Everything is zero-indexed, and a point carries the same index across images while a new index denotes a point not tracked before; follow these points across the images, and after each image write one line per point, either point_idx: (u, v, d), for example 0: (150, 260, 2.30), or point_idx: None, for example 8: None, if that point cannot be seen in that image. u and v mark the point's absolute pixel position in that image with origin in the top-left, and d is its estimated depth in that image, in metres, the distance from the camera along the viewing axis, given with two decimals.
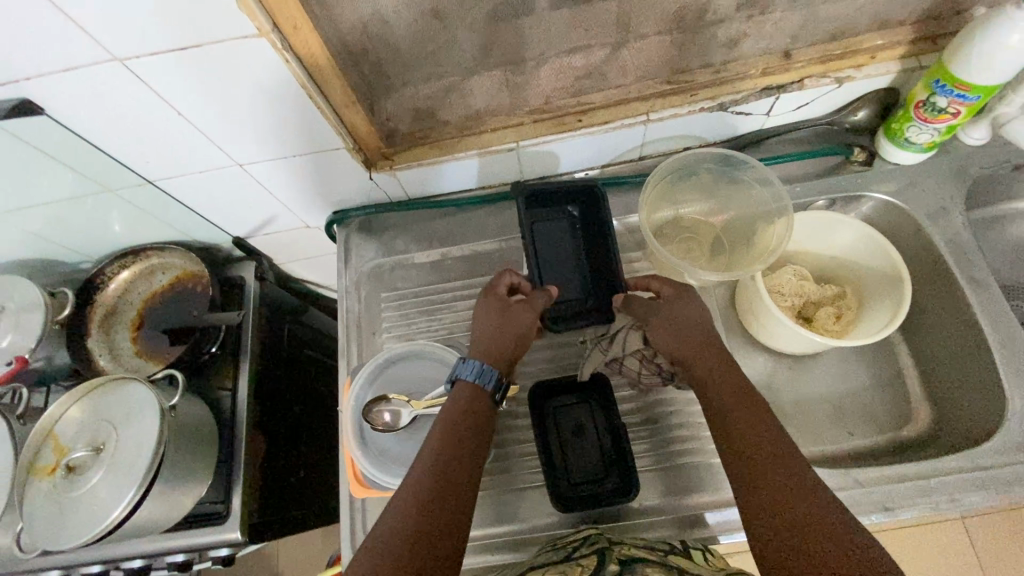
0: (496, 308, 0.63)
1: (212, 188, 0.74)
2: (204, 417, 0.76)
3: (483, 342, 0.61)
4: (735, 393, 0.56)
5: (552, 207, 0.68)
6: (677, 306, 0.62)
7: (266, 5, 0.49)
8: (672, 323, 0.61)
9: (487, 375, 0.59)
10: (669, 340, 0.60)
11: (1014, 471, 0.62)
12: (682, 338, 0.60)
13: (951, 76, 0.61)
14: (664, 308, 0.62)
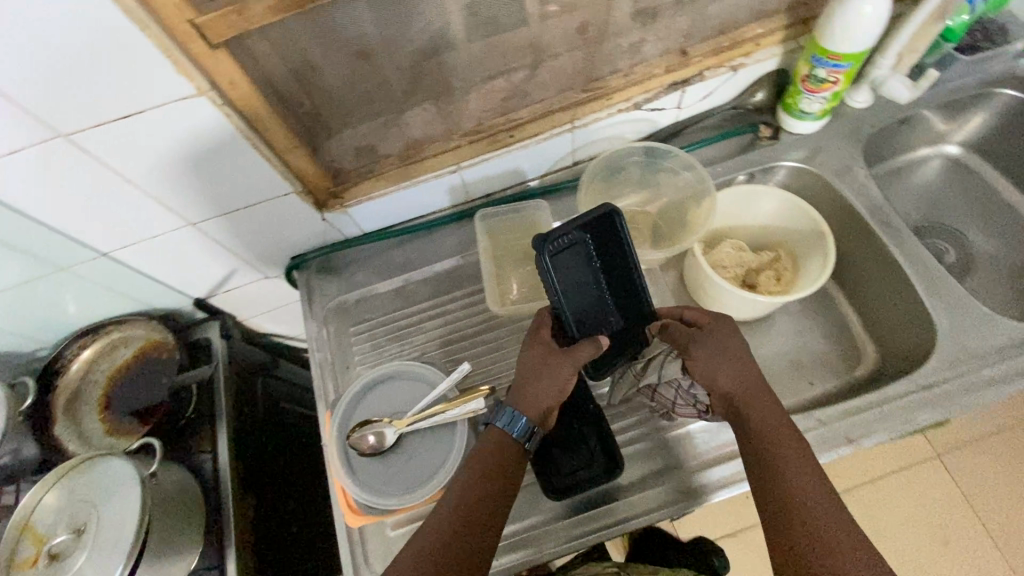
0: (539, 356, 0.63)
1: (168, 252, 0.76)
2: (187, 481, 0.74)
3: (521, 393, 0.62)
4: (767, 421, 0.59)
5: (570, 241, 0.65)
6: (722, 339, 0.64)
7: (201, 65, 0.53)
8: (712, 354, 0.63)
9: (518, 423, 0.60)
10: (709, 370, 0.62)
11: (953, 384, 0.68)
12: (722, 368, 0.62)
13: (824, 50, 0.70)
14: (707, 337, 0.64)
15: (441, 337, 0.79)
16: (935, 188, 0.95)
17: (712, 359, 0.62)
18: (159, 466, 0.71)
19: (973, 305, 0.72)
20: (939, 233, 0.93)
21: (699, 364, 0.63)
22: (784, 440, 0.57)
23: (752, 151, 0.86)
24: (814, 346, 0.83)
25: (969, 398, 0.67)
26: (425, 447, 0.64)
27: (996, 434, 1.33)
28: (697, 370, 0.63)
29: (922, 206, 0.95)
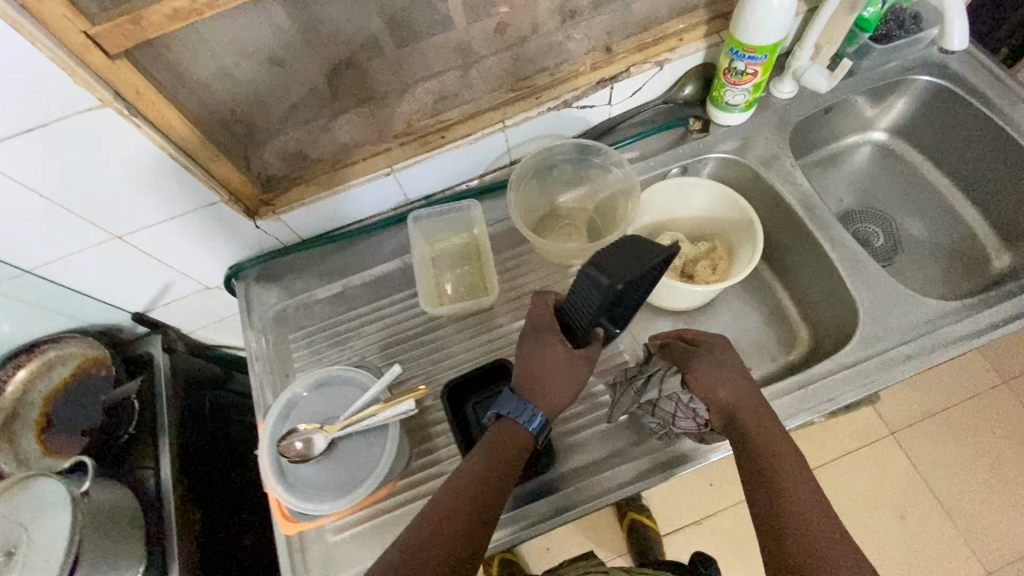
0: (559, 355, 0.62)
1: (97, 268, 0.74)
2: (126, 498, 0.73)
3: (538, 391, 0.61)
4: (766, 442, 0.59)
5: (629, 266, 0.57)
6: (721, 357, 0.65)
7: (102, 76, 0.52)
8: (712, 371, 0.63)
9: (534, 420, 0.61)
10: (711, 388, 0.63)
11: (874, 362, 0.70)
12: (722, 384, 0.63)
13: (739, 42, 0.73)
14: (707, 355, 0.65)
15: (381, 343, 0.80)
16: (865, 173, 0.98)
17: (713, 376, 0.63)
18: (92, 485, 0.70)
19: (893, 285, 0.75)
20: (869, 217, 0.96)
21: (700, 381, 0.64)
22: (786, 462, 0.57)
23: (684, 144, 0.87)
24: (750, 332, 0.85)
25: (889, 375, 0.69)
26: (357, 451, 0.65)
27: (944, 410, 1.37)
28: (699, 387, 0.64)
29: (853, 191, 0.98)
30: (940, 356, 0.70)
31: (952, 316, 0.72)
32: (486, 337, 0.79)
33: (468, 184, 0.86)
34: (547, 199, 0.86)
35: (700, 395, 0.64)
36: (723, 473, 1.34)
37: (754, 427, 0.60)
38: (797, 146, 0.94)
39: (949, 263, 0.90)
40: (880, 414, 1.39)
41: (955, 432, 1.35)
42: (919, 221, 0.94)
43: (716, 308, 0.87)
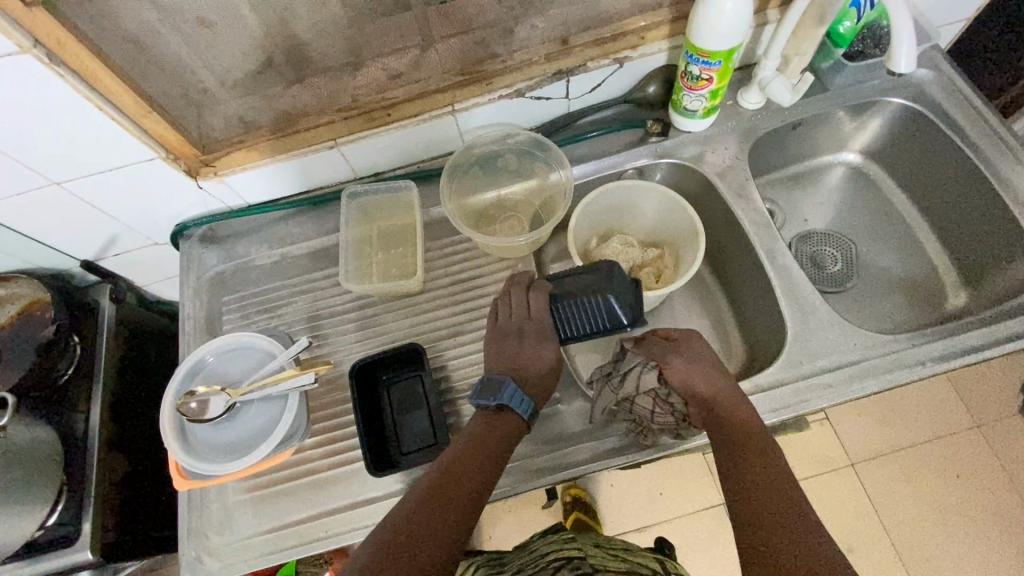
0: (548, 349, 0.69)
1: (38, 212, 0.76)
2: (41, 442, 0.76)
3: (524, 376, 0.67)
4: (740, 429, 0.61)
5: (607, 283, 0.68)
6: (696, 353, 0.68)
7: (20, 22, 0.53)
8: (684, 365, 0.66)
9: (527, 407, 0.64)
10: (686, 380, 0.65)
11: (790, 388, 0.69)
12: (694, 377, 0.65)
13: (693, 46, 0.70)
14: (682, 349, 0.68)
15: (308, 315, 0.80)
16: (835, 193, 0.95)
17: (686, 369, 0.66)
18: (10, 422, 0.72)
19: (825, 312, 0.74)
20: (830, 240, 0.93)
21: (675, 374, 0.66)
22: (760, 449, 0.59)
23: (641, 145, 0.85)
24: None
25: (804, 402, 0.68)
26: (258, 417, 0.67)
27: (914, 446, 1.28)
28: (675, 379, 0.66)
29: (820, 211, 0.95)
30: (858, 389, 0.69)
31: (879, 350, 0.70)
32: (412, 320, 0.79)
33: (417, 165, 0.86)
34: (491, 190, 0.87)
35: (676, 385, 0.66)
36: (672, 482, 1.31)
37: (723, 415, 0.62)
38: (763, 158, 0.91)
39: (905, 295, 0.87)
40: (843, 443, 1.30)
41: (921, 469, 1.26)
42: (882, 249, 0.91)
43: (655, 316, 0.86)
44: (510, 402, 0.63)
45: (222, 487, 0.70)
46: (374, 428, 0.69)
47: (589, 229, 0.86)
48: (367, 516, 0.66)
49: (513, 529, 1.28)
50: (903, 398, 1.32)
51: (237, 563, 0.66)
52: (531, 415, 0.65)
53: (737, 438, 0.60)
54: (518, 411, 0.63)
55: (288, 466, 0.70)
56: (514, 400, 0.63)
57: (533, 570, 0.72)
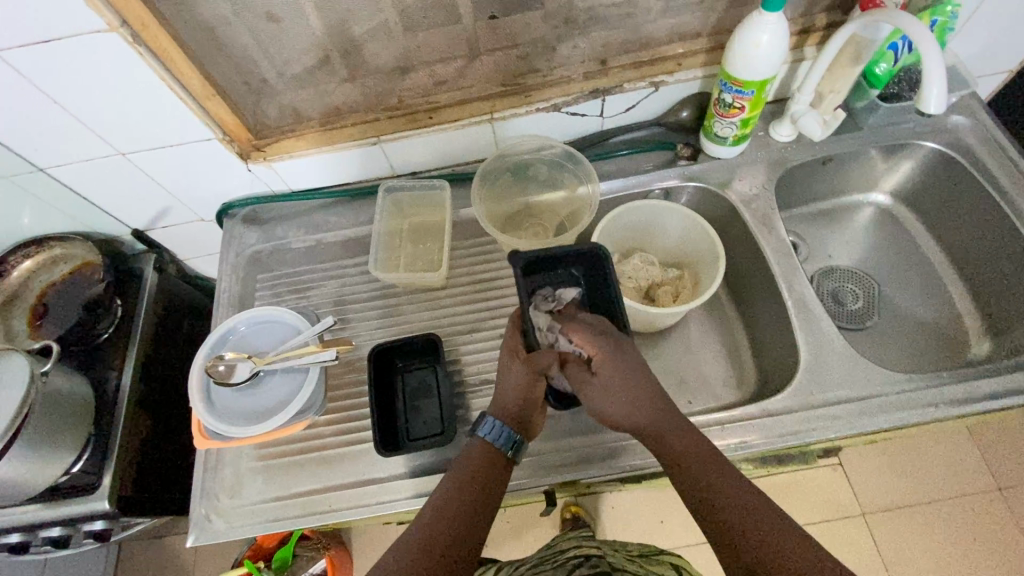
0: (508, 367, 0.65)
1: (102, 180, 0.82)
2: (77, 391, 0.81)
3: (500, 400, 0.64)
4: (672, 444, 0.59)
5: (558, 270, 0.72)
6: (618, 351, 0.61)
7: (112, 4, 0.59)
8: (610, 367, 0.60)
9: (501, 432, 0.63)
10: (612, 393, 0.60)
11: (797, 415, 0.70)
12: (622, 384, 0.60)
13: (728, 75, 0.73)
14: (614, 347, 0.61)
15: (335, 298, 0.85)
16: (863, 232, 0.95)
17: (613, 379, 0.60)
18: (53, 368, 0.78)
19: (840, 345, 0.74)
20: (854, 277, 0.93)
21: (598, 383, 0.60)
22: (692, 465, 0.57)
23: (670, 167, 0.88)
24: (697, 365, 0.84)
25: (809, 430, 0.69)
26: (279, 387, 0.71)
27: (931, 503, 1.22)
28: (595, 392, 0.60)
29: (846, 248, 0.95)
30: (866, 424, 0.69)
31: (891, 388, 0.70)
32: (433, 313, 0.82)
33: (452, 168, 0.90)
34: (520, 197, 0.90)
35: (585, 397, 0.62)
36: (674, 510, 1.29)
37: (657, 427, 0.60)
38: (791, 191, 0.92)
39: (927, 339, 0.86)
40: (856, 489, 1.25)
41: (936, 527, 1.20)
42: (907, 291, 0.90)
43: (670, 335, 0.87)
44: (486, 436, 0.63)
45: (236, 452, 0.73)
46: (385, 409, 0.72)
47: (612, 244, 0.88)
48: (371, 494, 0.69)
49: (508, 540, 1.27)
50: (923, 452, 1.27)
51: (242, 525, 0.68)
52: (512, 447, 0.63)
53: (688, 457, 0.58)
54: (495, 445, 0.63)
55: (300, 439, 0.73)
56: (487, 435, 0.63)
57: (552, 565, 0.76)
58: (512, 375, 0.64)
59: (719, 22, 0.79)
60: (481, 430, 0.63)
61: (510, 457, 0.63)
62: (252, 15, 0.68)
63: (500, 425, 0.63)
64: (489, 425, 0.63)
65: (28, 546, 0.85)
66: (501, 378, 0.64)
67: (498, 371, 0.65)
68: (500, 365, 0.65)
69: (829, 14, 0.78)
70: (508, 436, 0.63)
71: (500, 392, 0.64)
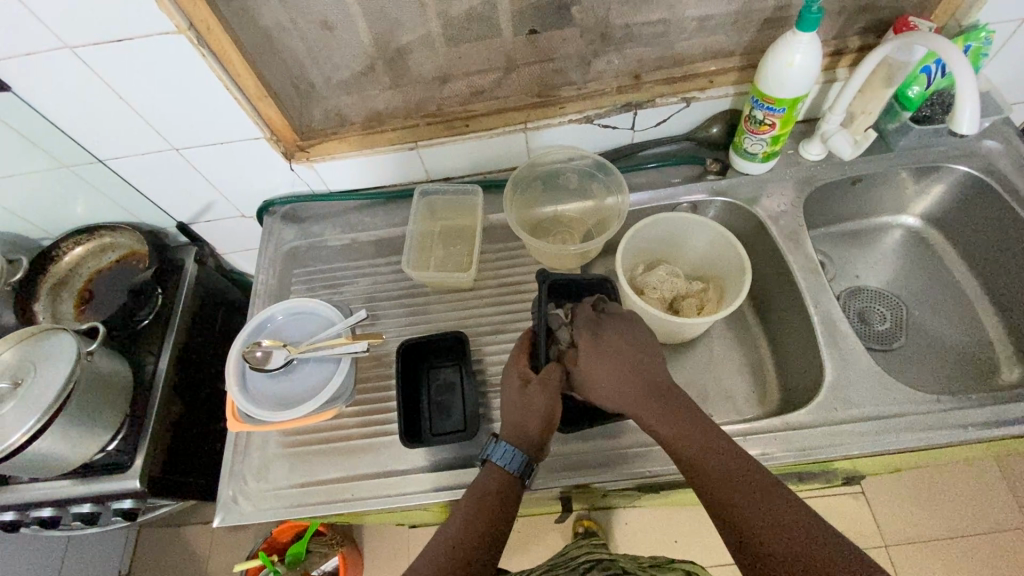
0: (519, 388, 0.66)
1: (154, 173, 0.87)
2: (117, 373, 0.84)
3: (511, 423, 0.65)
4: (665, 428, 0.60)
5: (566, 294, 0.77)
6: (606, 331, 0.67)
7: (182, 8, 0.64)
8: (596, 346, 0.66)
9: (515, 460, 0.63)
10: (599, 371, 0.65)
11: (820, 430, 0.70)
12: (605, 359, 0.65)
13: (760, 92, 0.74)
14: (600, 328, 0.68)
15: (366, 295, 0.87)
16: (891, 254, 0.95)
17: (599, 357, 0.65)
18: (97, 349, 0.81)
19: (865, 362, 0.74)
20: (881, 298, 0.92)
21: (583, 363, 0.66)
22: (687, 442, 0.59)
23: (698, 182, 0.89)
24: (719, 378, 0.84)
25: (834, 445, 0.69)
26: (310, 375, 0.74)
27: (957, 537, 1.18)
28: (582, 371, 0.65)
29: (873, 269, 0.95)
30: (891, 442, 0.68)
31: (919, 407, 0.70)
32: (460, 313, 0.84)
33: (484, 175, 0.93)
34: (549, 205, 0.92)
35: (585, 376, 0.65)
36: (688, 530, 1.27)
37: (636, 397, 0.62)
38: (820, 209, 0.92)
39: (955, 363, 0.85)
40: (878, 519, 1.22)
41: (961, 561, 1.16)
42: (934, 314, 0.90)
43: (693, 347, 0.87)
44: (500, 462, 0.63)
45: (265, 438, 0.76)
46: (410, 404, 0.74)
47: (637, 254, 0.89)
48: (392, 486, 0.70)
49: (519, 549, 1.26)
50: (948, 483, 1.23)
51: (266, 510, 0.70)
52: (525, 472, 0.63)
53: (666, 420, 0.60)
54: (508, 471, 0.62)
55: (326, 429, 0.76)
56: (501, 461, 0.63)
57: (565, 569, 0.77)
58: (529, 396, 0.65)
59: (752, 42, 0.81)
60: (494, 454, 0.63)
61: (522, 481, 0.63)
62: (307, 22, 0.72)
63: (514, 451, 0.63)
64: (502, 450, 0.63)
65: (58, 520, 0.88)
66: (517, 399, 0.65)
67: (511, 393, 0.66)
68: (513, 387, 0.66)
69: (862, 36, 0.80)
70: (520, 460, 0.62)
71: (514, 413, 0.65)
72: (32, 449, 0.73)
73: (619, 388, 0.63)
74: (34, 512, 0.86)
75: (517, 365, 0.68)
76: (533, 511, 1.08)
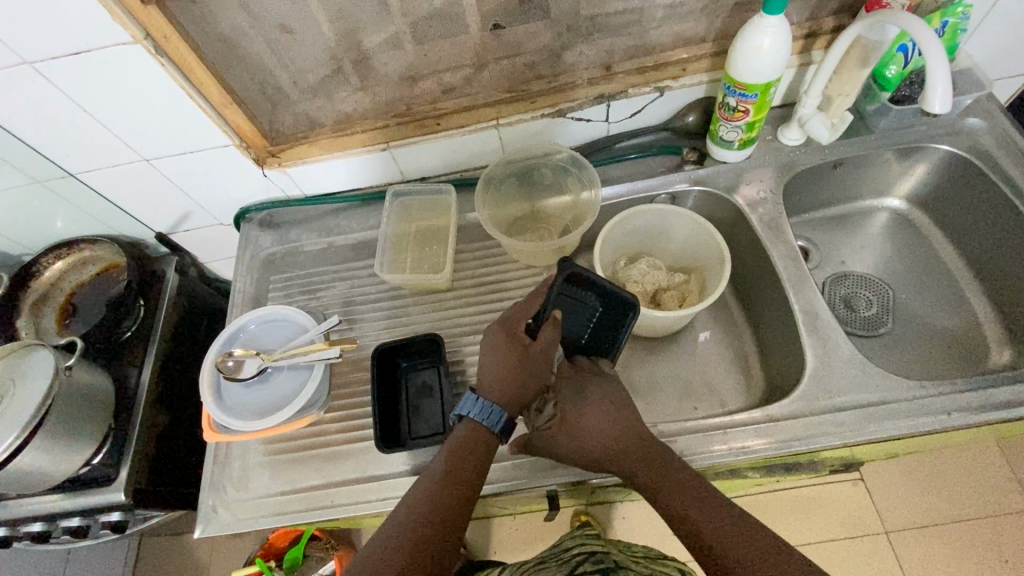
0: (514, 352, 0.64)
1: (127, 184, 0.86)
2: (99, 387, 0.84)
3: (497, 384, 0.63)
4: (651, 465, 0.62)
5: (587, 292, 0.72)
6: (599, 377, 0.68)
7: (137, 18, 0.63)
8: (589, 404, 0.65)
9: (493, 415, 0.63)
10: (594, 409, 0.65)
11: (802, 421, 0.68)
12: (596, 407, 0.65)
13: (731, 78, 0.73)
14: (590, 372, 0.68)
15: (344, 299, 0.87)
16: (878, 238, 0.93)
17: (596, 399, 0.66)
18: (76, 362, 0.81)
19: (849, 350, 0.73)
20: (868, 284, 0.91)
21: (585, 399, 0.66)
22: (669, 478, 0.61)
23: (676, 172, 0.88)
24: (704, 371, 0.84)
25: (816, 436, 0.67)
26: (285, 382, 0.75)
27: (958, 522, 1.17)
28: (571, 419, 0.65)
29: (859, 253, 0.93)
30: (876, 431, 0.67)
31: (902, 394, 0.68)
32: (437, 315, 0.83)
33: (458, 174, 0.92)
34: (526, 202, 0.91)
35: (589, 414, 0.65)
36: None
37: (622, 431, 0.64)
38: (802, 195, 0.91)
39: (944, 347, 0.83)
40: (877, 506, 1.20)
41: (963, 546, 1.14)
42: (922, 298, 0.88)
43: (674, 340, 0.86)
44: (477, 416, 0.63)
45: (245, 447, 0.76)
46: (388, 409, 0.73)
47: (617, 249, 0.88)
48: (370, 492, 0.70)
49: (516, 547, 1.26)
50: (950, 467, 1.21)
51: (247, 519, 0.70)
52: (505, 428, 0.63)
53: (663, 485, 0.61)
54: (487, 426, 0.63)
55: (304, 436, 0.75)
56: (477, 414, 0.63)
57: (555, 560, 0.77)
58: (526, 365, 0.63)
59: (724, 27, 0.79)
60: (470, 410, 0.63)
61: (500, 437, 0.63)
62: (266, 27, 0.71)
63: (493, 407, 0.63)
64: (485, 408, 0.63)
65: (48, 535, 0.88)
66: (516, 365, 0.63)
67: (509, 355, 0.64)
68: (510, 355, 0.64)
69: (836, 17, 0.78)
70: (501, 418, 0.63)
71: (509, 375, 0.63)
72: (13, 466, 0.73)
73: (642, 466, 0.62)
74: (24, 527, 0.86)
75: (513, 330, 0.66)
76: (527, 510, 1.08)
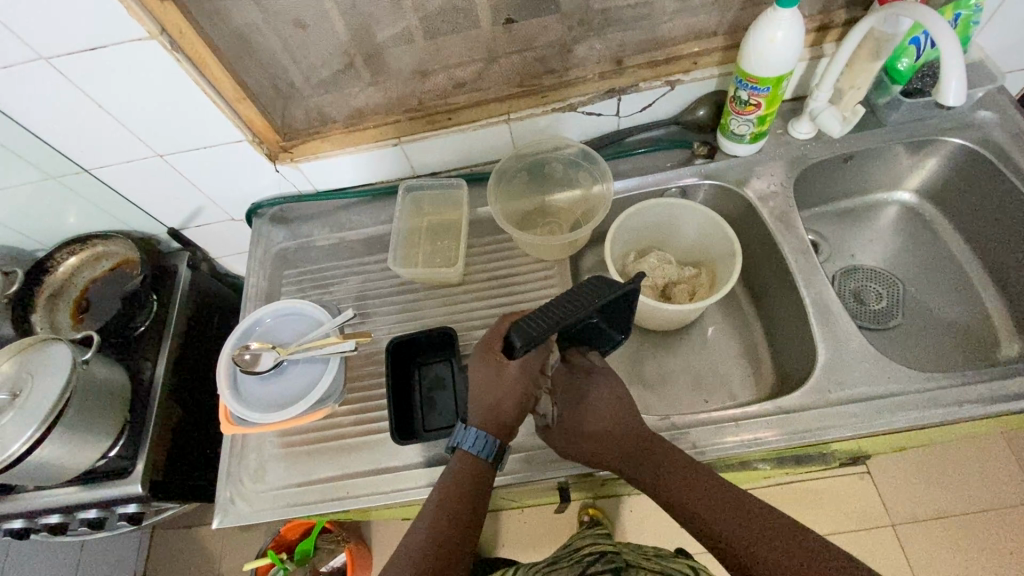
0: (491, 369, 0.63)
1: (140, 179, 0.87)
2: (115, 380, 0.85)
3: (477, 404, 0.63)
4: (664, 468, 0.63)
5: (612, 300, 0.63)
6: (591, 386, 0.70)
7: (152, 12, 0.63)
8: (579, 423, 0.67)
9: (485, 445, 0.63)
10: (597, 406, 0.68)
11: (813, 413, 0.69)
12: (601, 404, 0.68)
13: (743, 72, 0.73)
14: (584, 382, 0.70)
15: (356, 293, 0.88)
16: (888, 232, 0.93)
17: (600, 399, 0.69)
18: (93, 357, 0.82)
19: (860, 342, 0.73)
20: (877, 277, 0.91)
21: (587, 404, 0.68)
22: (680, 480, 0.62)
23: (686, 165, 0.88)
24: (714, 364, 0.84)
25: (827, 427, 0.68)
26: (300, 374, 0.76)
27: (965, 514, 1.17)
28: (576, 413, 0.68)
29: (869, 247, 0.93)
30: (887, 422, 0.67)
31: (912, 385, 0.69)
32: (448, 309, 0.84)
33: (468, 168, 0.92)
34: (536, 196, 0.91)
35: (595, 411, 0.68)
36: None
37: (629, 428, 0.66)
38: (812, 188, 0.91)
39: (954, 340, 0.83)
40: (884, 499, 1.21)
41: (970, 538, 1.15)
42: (932, 292, 0.88)
43: (684, 333, 0.87)
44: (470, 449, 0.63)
45: (260, 440, 0.77)
46: (402, 402, 0.74)
47: (627, 243, 0.88)
48: (386, 482, 0.71)
49: (525, 540, 1.28)
50: (958, 461, 1.21)
51: (264, 510, 0.71)
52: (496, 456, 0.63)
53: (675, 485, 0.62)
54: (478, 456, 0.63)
55: (320, 428, 0.76)
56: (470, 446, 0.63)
57: (568, 561, 0.78)
58: (505, 382, 0.63)
59: (735, 20, 0.79)
60: (463, 442, 0.63)
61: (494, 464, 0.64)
62: (280, 21, 0.71)
63: (481, 435, 0.63)
64: (473, 437, 0.63)
65: (65, 527, 0.89)
66: (494, 382, 0.63)
67: (486, 375, 0.63)
68: (486, 375, 0.63)
69: (847, 10, 0.78)
70: (491, 446, 0.63)
71: (488, 397, 0.63)
72: (33, 459, 0.74)
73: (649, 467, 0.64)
74: (43, 519, 0.88)
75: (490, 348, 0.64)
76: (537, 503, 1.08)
